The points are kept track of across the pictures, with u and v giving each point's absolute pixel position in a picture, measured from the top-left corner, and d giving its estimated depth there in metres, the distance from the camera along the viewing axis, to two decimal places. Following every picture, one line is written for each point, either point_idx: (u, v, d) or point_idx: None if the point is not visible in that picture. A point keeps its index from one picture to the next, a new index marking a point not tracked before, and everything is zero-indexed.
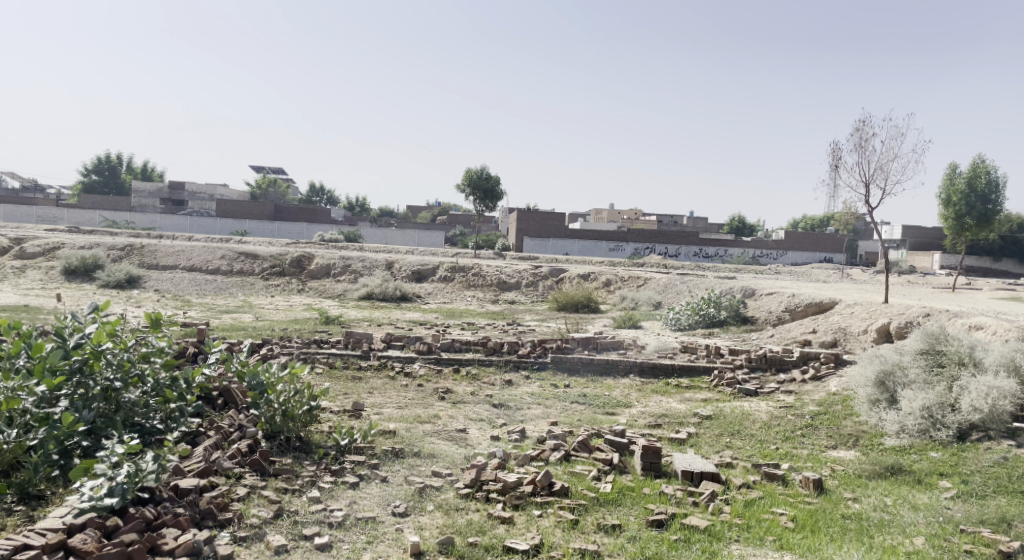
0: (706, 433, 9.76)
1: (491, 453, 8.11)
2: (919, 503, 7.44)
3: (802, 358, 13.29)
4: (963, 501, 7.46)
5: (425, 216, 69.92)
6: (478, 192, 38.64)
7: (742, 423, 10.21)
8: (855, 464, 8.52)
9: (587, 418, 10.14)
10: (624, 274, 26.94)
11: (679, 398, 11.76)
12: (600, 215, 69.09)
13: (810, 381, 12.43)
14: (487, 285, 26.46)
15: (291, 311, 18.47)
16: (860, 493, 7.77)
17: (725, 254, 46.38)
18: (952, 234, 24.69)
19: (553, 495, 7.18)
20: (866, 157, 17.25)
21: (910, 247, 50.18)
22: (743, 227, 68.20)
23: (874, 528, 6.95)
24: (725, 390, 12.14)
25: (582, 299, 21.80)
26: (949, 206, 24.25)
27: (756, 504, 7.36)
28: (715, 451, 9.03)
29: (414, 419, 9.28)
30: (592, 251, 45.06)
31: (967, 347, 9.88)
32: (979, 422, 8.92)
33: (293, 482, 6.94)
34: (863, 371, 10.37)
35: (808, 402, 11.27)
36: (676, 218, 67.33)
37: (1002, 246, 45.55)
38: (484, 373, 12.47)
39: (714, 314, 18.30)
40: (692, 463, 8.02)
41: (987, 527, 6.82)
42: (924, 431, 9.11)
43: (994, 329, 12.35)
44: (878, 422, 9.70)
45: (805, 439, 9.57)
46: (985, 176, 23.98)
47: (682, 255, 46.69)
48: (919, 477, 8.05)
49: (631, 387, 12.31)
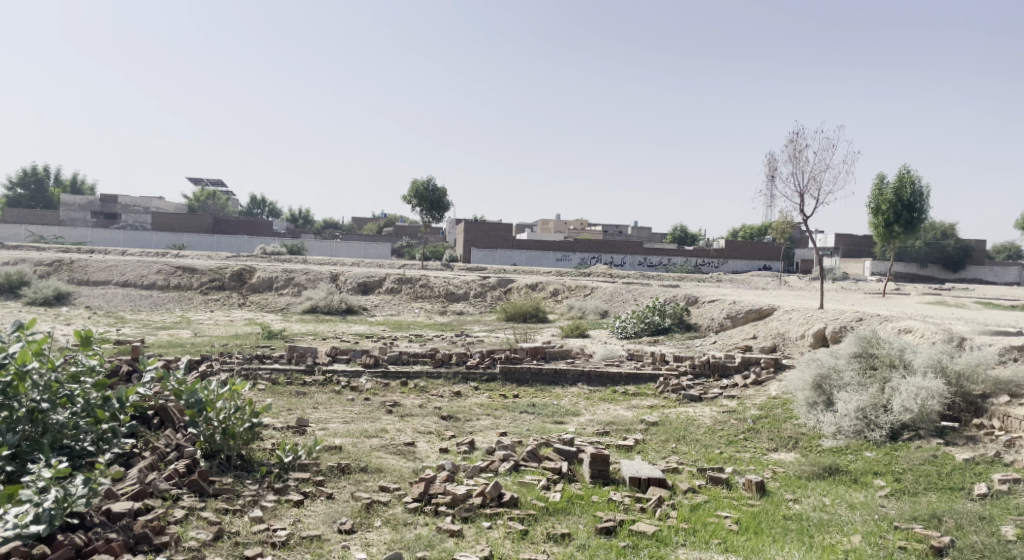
0: (653, 439, 9.92)
1: (440, 465, 8.06)
2: (855, 502, 7.68)
3: (744, 363, 13.63)
4: (896, 499, 7.72)
5: (372, 227, 69.20)
6: (425, 204, 38.52)
7: (687, 428, 10.42)
8: (794, 466, 8.77)
9: (536, 427, 10.19)
10: (572, 283, 27.17)
11: (626, 405, 11.89)
12: (547, 226, 69.61)
13: (751, 386, 12.74)
14: (435, 297, 26.42)
15: (231, 327, 18.06)
16: (800, 494, 7.99)
17: (669, 264, 47.14)
18: (882, 241, 25.77)
19: (503, 506, 7.19)
20: (800, 167, 17.84)
21: (843, 254, 51.83)
22: (685, 237, 69.36)
23: (813, 528, 7.13)
24: (670, 397, 12.35)
25: (529, 309, 21.90)
26: (878, 215, 25.22)
27: (702, 508, 7.50)
28: (662, 456, 9.19)
29: (361, 434, 9.17)
30: (539, 262, 45.33)
31: (898, 350, 10.29)
32: (910, 422, 9.24)
33: (234, 502, 6.78)
34: (800, 375, 10.70)
35: (750, 407, 11.54)
36: (621, 228, 68.30)
37: (928, 253, 47.48)
38: (432, 385, 12.41)
39: (659, 321, 18.59)
40: (640, 469, 8.14)
41: (919, 523, 6.99)
42: (859, 431, 9.42)
43: (922, 332, 12.84)
44: (816, 424, 9.99)
45: (748, 443, 9.80)
46: (911, 185, 24.93)
47: (627, 264, 47.39)
48: (855, 476, 8.32)
49: (580, 396, 12.42)
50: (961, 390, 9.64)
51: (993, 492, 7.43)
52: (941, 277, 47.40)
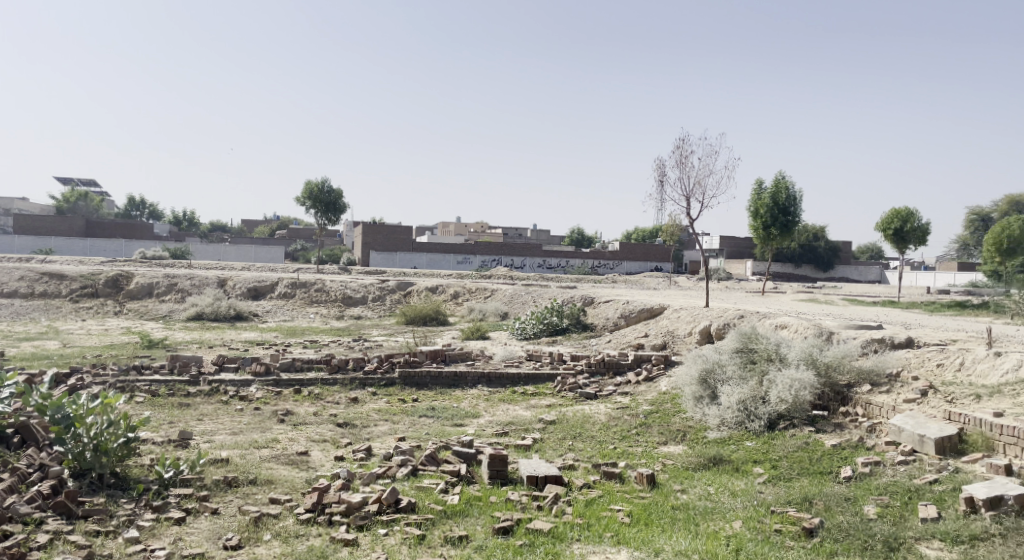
0: (551, 438, 10.08)
1: (335, 474, 7.90)
2: (737, 489, 8.06)
3: (637, 360, 14.07)
4: (773, 485, 8.16)
5: (263, 229, 67.05)
6: (320, 205, 37.64)
7: (584, 425, 10.64)
8: (682, 458, 9.12)
9: (435, 431, 10.15)
10: (471, 285, 27.22)
11: (525, 405, 12.02)
12: (447, 228, 69.59)
13: (643, 382, 13.15)
14: (330, 301, 25.89)
15: (106, 336, 17.06)
16: (687, 484, 8.31)
17: (567, 265, 47.93)
18: (760, 243, 27.21)
19: (400, 511, 7.11)
20: (686, 173, 18.61)
21: (727, 256, 54.35)
22: (582, 239, 70.68)
23: (699, 516, 7.42)
24: (567, 395, 12.58)
25: (429, 312, 21.78)
26: (757, 219, 26.61)
27: (596, 503, 7.68)
28: (559, 454, 9.36)
29: (250, 445, 8.87)
30: (440, 265, 45.44)
31: (774, 344, 10.92)
32: (785, 412, 9.79)
33: (107, 523, 6.42)
34: (687, 370, 11.16)
35: (642, 402, 11.92)
36: (520, 230, 69.05)
37: (801, 254, 50.48)
38: (328, 392, 12.15)
39: (557, 322, 18.88)
40: (537, 468, 8.25)
41: (793, 507, 7.41)
42: (740, 422, 9.89)
43: (796, 328, 13.64)
44: (702, 417, 10.42)
45: (640, 437, 10.12)
46: (786, 191, 26.41)
47: (527, 266, 47.80)
48: (737, 465, 8.73)
49: (480, 397, 12.45)
50: (829, 381, 10.32)
51: (858, 474, 7.97)
52: (814, 276, 50.48)
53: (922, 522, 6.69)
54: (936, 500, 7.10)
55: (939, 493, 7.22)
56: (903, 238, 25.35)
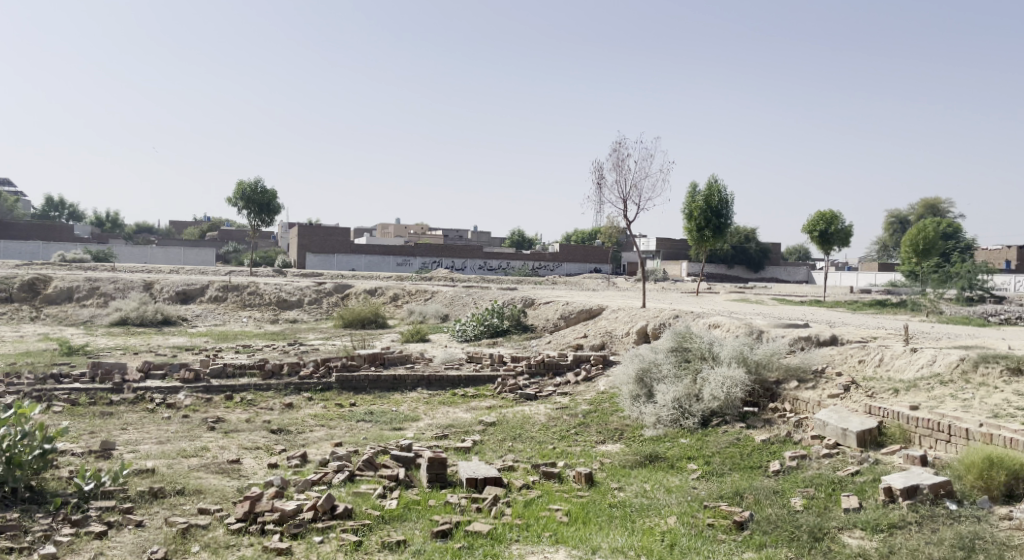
0: (490, 440, 10.06)
1: (268, 482, 7.71)
2: (672, 485, 8.19)
3: (576, 361, 14.17)
4: (706, 480, 8.32)
5: (193, 231, 65.20)
6: (253, 205, 36.81)
7: (523, 426, 10.66)
8: (620, 456, 9.22)
9: (372, 435, 10.01)
10: (411, 287, 27.00)
11: (464, 407, 11.97)
12: (386, 230, 68.95)
13: (582, 382, 13.26)
14: (265, 305, 25.33)
15: (22, 343, 16.29)
16: (624, 482, 8.40)
17: (508, 267, 48.00)
18: (695, 245, 27.79)
19: (336, 518, 6.99)
20: (623, 176, 18.87)
21: (664, 257, 55.37)
22: (522, 242, 70.93)
23: (636, 513, 7.51)
24: (507, 397, 12.58)
25: (367, 314, 21.51)
26: (691, 221, 27.17)
27: (535, 503, 7.69)
28: (499, 455, 9.34)
29: (178, 454, 8.60)
30: (379, 266, 45.11)
31: (707, 343, 11.16)
32: (718, 409, 10.01)
33: (21, 539, 6.14)
34: (624, 369, 11.30)
35: (581, 402, 12.02)
36: (460, 232, 68.92)
37: (734, 255, 51.82)
38: (261, 398, 11.87)
39: (498, 324, 18.87)
40: (477, 470, 8.21)
41: (724, 501, 7.57)
42: (675, 420, 10.06)
43: (729, 326, 13.97)
44: (639, 416, 10.56)
45: (578, 437, 10.18)
46: (719, 194, 27.04)
47: (468, 268, 47.58)
48: (671, 462, 8.87)
49: (419, 400, 12.35)
50: (759, 378, 10.60)
51: (785, 467, 8.20)
52: (746, 277, 51.85)
53: (845, 512, 6.92)
54: (858, 490, 7.36)
55: (860, 484, 7.49)
56: (827, 239, 26.25)
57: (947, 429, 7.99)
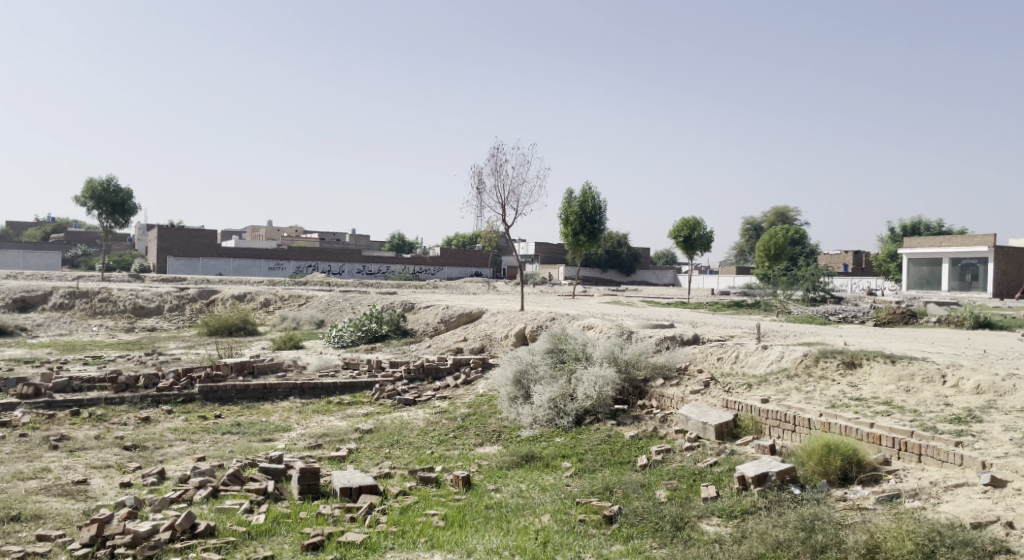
0: (366, 447, 9.88)
1: (119, 502, 7.22)
2: (546, 484, 8.33)
3: (455, 364, 14.16)
4: (579, 477, 8.52)
5: (38, 234, 60.28)
6: (105, 205, 34.49)
7: (401, 432, 10.54)
8: (497, 457, 9.29)
9: (239, 447, 9.60)
10: (283, 293, 26.14)
11: (339, 415, 11.69)
12: (257, 232, 66.41)
13: (461, 385, 13.27)
14: (119, 312, 23.77)
15: None
16: (500, 483, 8.47)
17: (387, 271, 47.39)
18: (571, 249, 28.45)
19: (196, 537, 6.63)
20: (502, 181, 19.07)
21: (542, 261, 56.38)
22: (401, 245, 70.27)
23: (511, 513, 7.58)
24: (385, 403, 12.39)
25: (235, 321, 20.63)
26: (567, 226, 27.80)
27: (411, 509, 7.61)
28: (374, 463, 9.18)
29: (16, 477, 7.92)
30: (250, 271, 43.47)
31: (581, 344, 11.47)
32: (590, 407, 10.28)
33: None
34: (502, 372, 11.44)
35: (459, 406, 12.01)
36: (337, 235, 67.42)
37: (608, 259, 53.50)
38: (114, 413, 11.12)
39: (376, 328, 18.55)
40: (351, 478, 8.03)
41: (595, 497, 7.77)
42: (551, 419, 10.24)
43: (602, 328, 14.39)
44: (516, 417, 10.67)
45: (456, 440, 10.18)
46: (593, 200, 27.83)
47: (345, 272, 46.56)
48: (546, 461, 9.04)
49: (291, 410, 11.95)
50: (629, 377, 10.98)
51: (652, 461, 8.52)
52: (618, 280, 53.69)
53: (704, 501, 7.28)
54: (716, 480, 7.76)
55: (718, 474, 7.90)
56: (690, 245, 27.59)
57: (793, 419, 8.57)
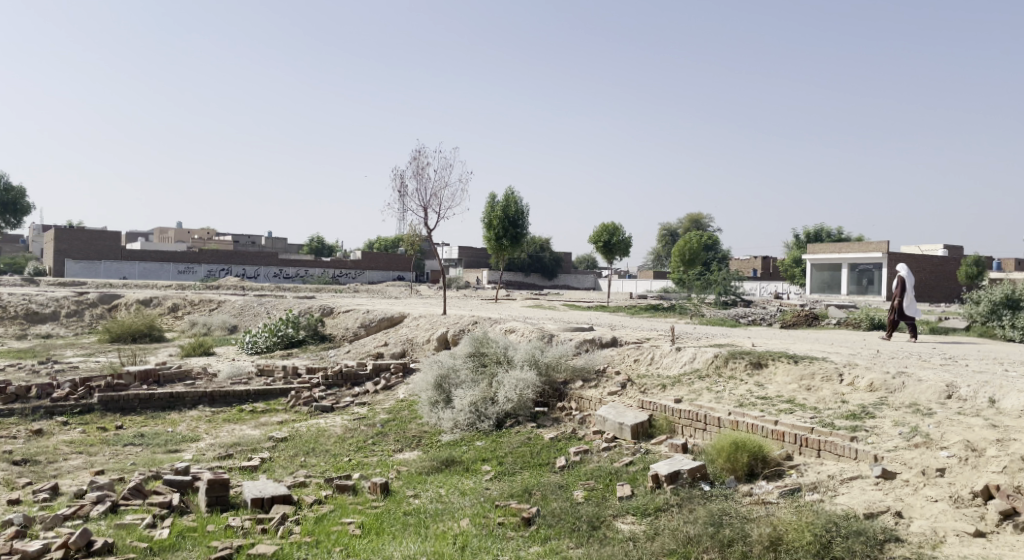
0: (281, 456, 9.63)
1: (7, 521, 6.82)
2: (466, 488, 8.31)
3: (375, 370, 13.97)
4: (499, 480, 8.53)
5: None
6: None
7: (317, 439, 10.32)
8: (416, 463, 9.21)
9: (143, 459, 9.21)
10: (193, 297, 25.24)
11: (251, 424, 11.34)
12: (165, 234, 63.92)
13: (381, 391, 13.10)
14: (11, 319, 22.44)
15: None
16: (419, 489, 8.40)
17: (305, 275, 46.40)
18: (494, 253, 28.51)
19: (92, 555, 6.32)
20: (424, 184, 18.98)
21: (466, 265, 56.33)
22: (321, 248, 68.94)
23: (429, 519, 7.52)
24: (301, 410, 12.11)
25: (141, 328, 19.79)
26: (490, 230, 27.88)
27: (327, 518, 7.46)
28: (289, 472, 8.95)
29: None
30: (158, 274, 41.54)
31: (502, 348, 11.53)
32: (511, 410, 10.32)
33: None
34: (423, 377, 11.38)
35: (379, 411, 11.86)
36: (253, 237, 65.61)
37: (531, 263, 53.90)
38: (3, 426, 10.49)
39: (293, 334, 18.12)
40: (263, 488, 7.81)
41: (515, 499, 7.80)
42: (471, 423, 10.23)
43: (523, 331, 14.48)
44: (436, 421, 10.61)
45: (375, 446, 10.04)
46: (516, 205, 28.02)
47: (261, 276, 45.36)
48: (467, 465, 9.01)
49: (200, 419, 11.54)
50: (550, 379, 11.08)
51: (570, 462, 8.63)
52: (541, 284, 54.15)
53: (620, 500, 7.41)
54: (631, 479, 7.91)
55: (633, 473, 8.05)
56: (610, 249, 28.08)
57: (704, 418, 8.83)
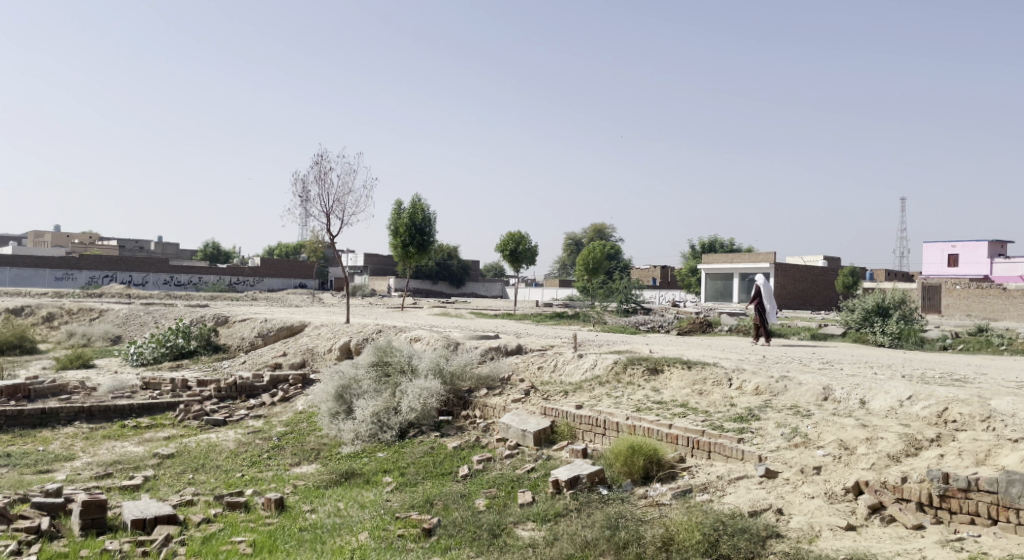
0: (167, 473, 9.16)
1: None
2: (365, 501, 8.12)
3: (272, 382, 13.52)
4: (400, 491, 8.38)
5: None
6: None
7: (207, 455, 9.87)
8: (314, 477, 8.94)
9: (10, 482, 8.56)
10: (72, 306, 23.77)
11: (134, 440, 10.74)
12: (42, 238, 60.07)
13: (278, 403, 12.68)
14: None
15: None
16: (316, 503, 8.15)
17: (199, 282, 44.59)
18: (400, 261, 28.19)
19: None
20: (325, 190, 18.61)
21: (371, 273, 55.53)
22: (216, 255, 66.45)
23: (326, 534, 7.31)
24: (190, 424, 11.56)
25: (11, 339, 18.46)
26: (396, 237, 27.55)
27: (215, 538, 7.12)
28: (175, 490, 8.51)
29: None
30: (31, 281, 39.15)
31: (406, 357, 11.39)
32: (415, 420, 10.18)
33: None
34: (324, 388, 11.09)
35: (275, 424, 11.47)
36: (141, 243, 62.52)
37: (438, 271, 53.65)
38: None
39: (183, 344, 17.32)
40: (145, 509, 7.40)
41: (415, 510, 7.68)
42: (373, 434, 10.03)
43: (428, 339, 14.35)
44: (337, 433, 10.35)
45: (270, 461, 9.69)
46: (423, 212, 27.80)
47: (149, 283, 43.34)
48: (367, 477, 8.82)
49: (77, 436, 10.84)
50: (454, 388, 11.01)
51: (473, 471, 8.58)
52: (448, 292, 53.96)
53: (521, 507, 7.42)
54: (532, 486, 7.93)
55: (534, 480, 8.08)
56: (516, 258, 28.27)
57: (603, 423, 8.96)
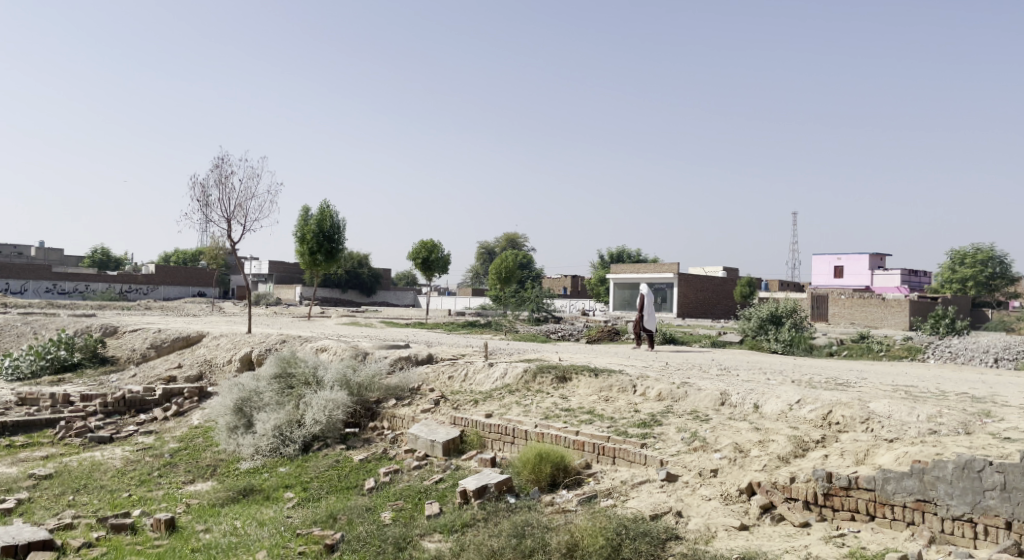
0: (44, 496, 8.53)
1: None
2: (264, 518, 7.78)
3: (166, 395, 12.85)
4: (301, 507, 8.08)
5: None
6: None
7: (90, 475, 9.26)
8: (209, 494, 8.50)
9: None
10: None
11: (7, 461, 9.96)
12: None
13: (172, 418, 12.05)
14: None
15: None
16: (211, 522, 7.76)
17: (87, 291, 42.20)
18: (307, 268, 27.45)
19: None
20: (226, 195, 17.92)
21: (277, 281, 53.94)
22: (106, 261, 63.07)
23: (220, 554, 6.94)
24: (72, 442, 10.82)
25: None
26: (304, 244, 26.86)
27: None
28: (53, 513, 7.93)
29: None
30: None
31: (311, 368, 11.04)
32: (319, 433, 9.86)
33: None
34: (222, 401, 10.60)
35: (168, 440, 10.88)
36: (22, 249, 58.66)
37: (348, 279, 52.66)
38: None
39: (66, 357, 16.25)
40: (18, 534, 6.85)
41: (317, 526, 7.41)
42: (275, 449, 9.65)
43: (335, 350, 13.98)
44: (235, 448, 9.90)
45: (161, 479, 9.17)
46: (331, 218, 27.20)
47: (29, 291, 40.80)
48: (267, 494, 8.46)
49: None
50: (361, 399, 10.74)
51: (379, 483, 8.37)
52: (358, 301, 53.00)
53: (428, 519, 7.27)
54: (439, 496, 7.79)
55: (442, 490, 7.94)
56: (428, 266, 28.03)
57: (511, 432, 8.92)
